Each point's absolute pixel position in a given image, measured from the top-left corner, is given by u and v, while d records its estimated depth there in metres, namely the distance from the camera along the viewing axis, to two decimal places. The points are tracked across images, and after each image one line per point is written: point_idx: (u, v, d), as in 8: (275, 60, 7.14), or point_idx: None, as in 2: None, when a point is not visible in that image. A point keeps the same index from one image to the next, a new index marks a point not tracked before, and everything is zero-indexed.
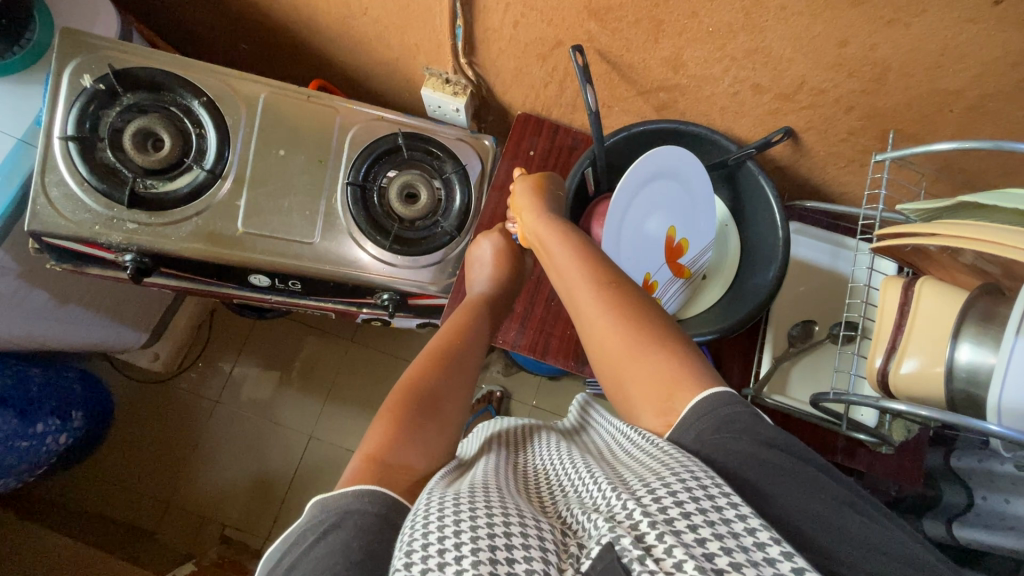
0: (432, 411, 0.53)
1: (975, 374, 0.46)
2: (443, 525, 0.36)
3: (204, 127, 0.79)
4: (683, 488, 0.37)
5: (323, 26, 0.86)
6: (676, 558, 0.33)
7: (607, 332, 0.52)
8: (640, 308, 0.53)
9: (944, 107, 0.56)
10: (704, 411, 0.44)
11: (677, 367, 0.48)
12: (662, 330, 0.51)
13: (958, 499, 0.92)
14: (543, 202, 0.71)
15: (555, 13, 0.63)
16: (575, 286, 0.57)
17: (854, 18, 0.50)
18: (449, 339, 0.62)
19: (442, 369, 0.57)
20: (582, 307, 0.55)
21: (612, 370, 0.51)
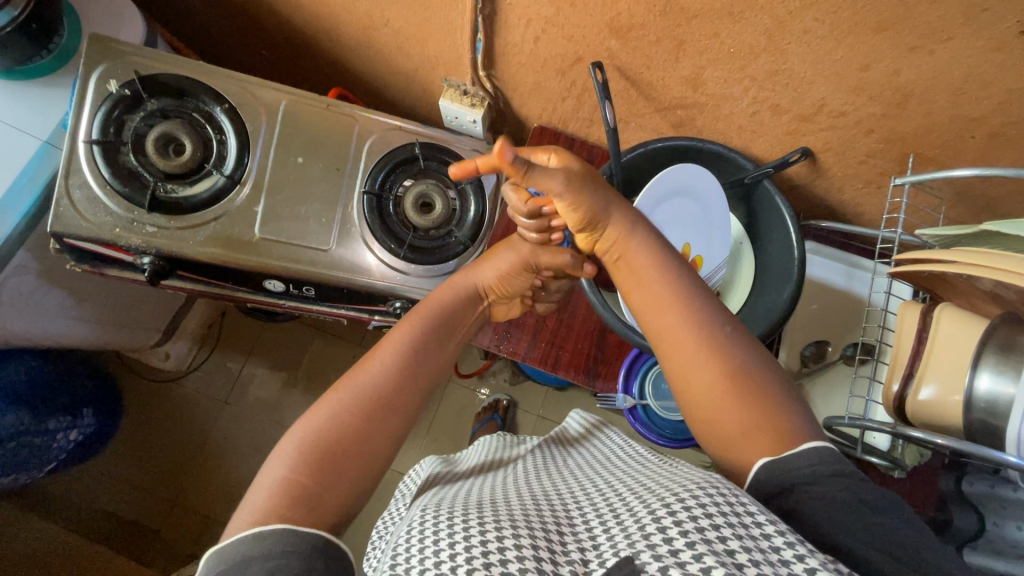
0: (368, 425, 0.48)
1: (994, 405, 0.46)
2: (440, 541, 0.37)
3: (225, 133, 0.80)
4: (711, 501, 0.37)
5: (343, 35, 0.87)
6: (705, 564, 0.33)
7: (707, 375, 0.48)
8: (737, 349, 0.49)
9: (966, 133, 0.56)
10: (784, 466, 0.42)
11: (769, 416, 0.45)
12: (760, 377, 0.47)
13: (968, 524, 0.87)
14: (618, 216, 0.57)
15: (576, 31, 0.64)
16: (671, 320, 0.52)
17: (877, 44, 0.50)
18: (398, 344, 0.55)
19: (422, 344, 0.56)
20: (675, 346, 0.51)
21: (709, 416, 0.47)
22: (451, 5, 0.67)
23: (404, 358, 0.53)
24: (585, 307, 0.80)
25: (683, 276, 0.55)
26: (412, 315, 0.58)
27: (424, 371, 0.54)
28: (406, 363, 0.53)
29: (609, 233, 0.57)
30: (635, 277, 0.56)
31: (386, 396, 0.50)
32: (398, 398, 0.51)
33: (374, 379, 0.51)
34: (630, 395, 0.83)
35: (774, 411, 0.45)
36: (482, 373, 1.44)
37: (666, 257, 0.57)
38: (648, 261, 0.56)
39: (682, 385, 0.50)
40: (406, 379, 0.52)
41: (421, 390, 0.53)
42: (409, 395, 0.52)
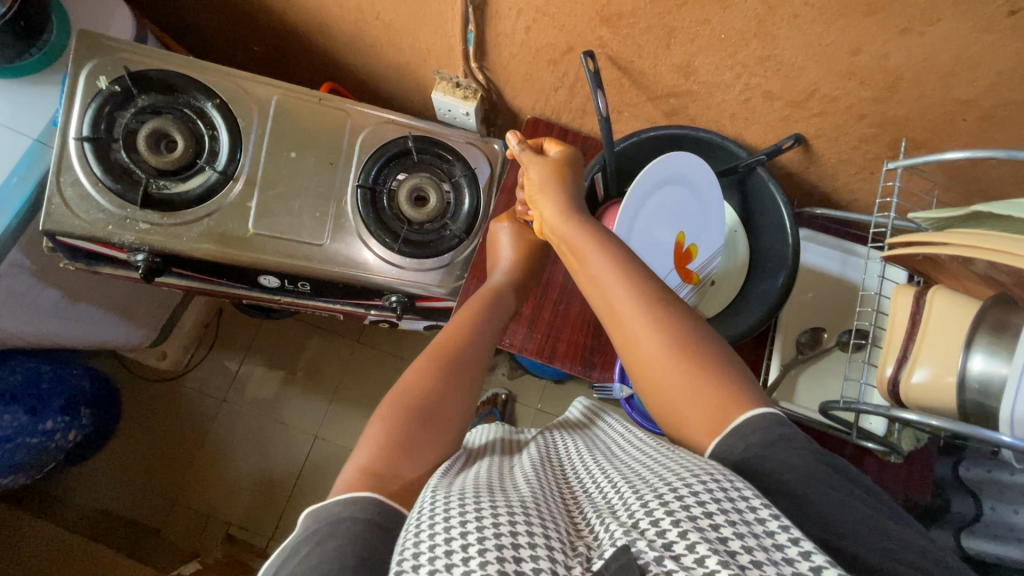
0: (453, 383, 0.56)
1: (988, 385, 0.46)
2: (451, 525, 0.36)
3: (217, 128, 0.80)
4: (704, 490, 0.37)
5: (335, 30, 0.86)
6: (699, 554, 0.33)
7: (652, 347, 0.50)
8: (683, 322, 0.51)
9: (957, 116, 0.56)
10: (732, 438, 0.43)
11: (718, 388, 0.46)
12: (709, 351, 0.49)
13: (966, 509, 0.94)
14: (565, 190, 0.65)
15: (567, 20, 0.64)
16: (614, 298, 0.53)
17: (867, 27, 0.50)
18: (462, 325, 0.63)
19: (461, 355, 0.59)
20: (622, 321, 0.52)
21: (654, 385, 0.49)
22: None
23: (443, 368, 0.57)
24: (580, 298, 0.80)
25: (626, 255, 0.57)
26: (447, 331, 0.62)
27: (466, 379, 0.57)
28: (474, 339, 0.62)
29: (548, 211, 0.63)
30: (580, 261, 0.59)
31: (436, 404, 0.53)
32: (449, 407, 0.54)
33: (452, 347, 0.59)
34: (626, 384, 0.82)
35: (725, 384, 0.46)
36: None
37: (606, 238, 0.59)
38: (587, 241, 0.59)
39: (631, 358, 0.52)
40: (450, 389, 0.55)
41: (465, 398, 0.57)
42: (461, 397, 0.56)
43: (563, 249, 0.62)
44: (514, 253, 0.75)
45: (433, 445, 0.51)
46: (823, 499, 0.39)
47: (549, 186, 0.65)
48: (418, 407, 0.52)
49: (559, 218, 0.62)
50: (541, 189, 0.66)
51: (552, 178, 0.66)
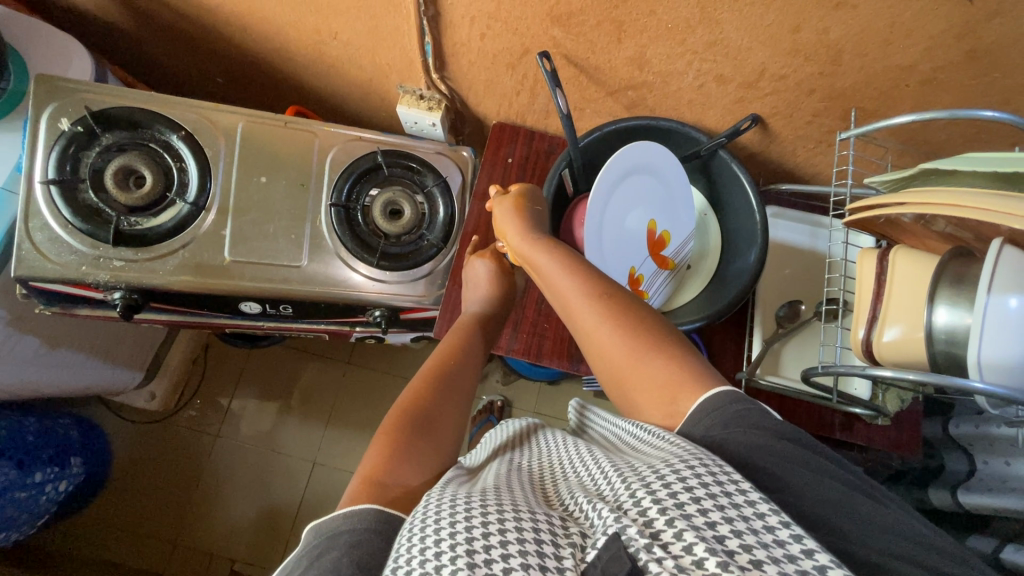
0: (442, 399, 0.57)
1: (954, 335, 0.48)
2: (440, 527, 0.37)
3: (185, 160, 0.79)
4: (691, 474, 0.38)
5: (296, 54, 0.87)
6: (686, 542, 0.33)
7: (609, 342, 0.54)
8: (637, 318, 0.54)
9: (900, 82, 0.58)
10: (692, 421, 0.45)
11: (675, 373, 0.49)
12: (663, 341, 0.52)
13: (962, 466, 0.99)
14: (526, 220, 0.68)
15: (520, 23, 0.65)
16: (570, 303, 0.57)
17: (803, 4, 0.52)
18: (445, 352, 0.64)
19: (453, 373, 0.61)
20: (579, 323, 0.57)
21: (616, 376, 0.53)
22: (397, 10, 0.68)
23: (436, 384, 0.59)
24: None
25: (582, 260, 0.61)
26: (435, 353, 0.64)
27: (459, 393, 0.59)
28: (459, 360, 0.63)
29: (514, 238, 0.67)
30: (542, 278, 0.62)
31: (438, 414, 0.55)
32: (447, 419, 0.56)
33: (438, 368, 0.61)
34: None
35: (681, 371, 0.49)
36: None
37: (562, 249, 0.63)
38: (546, 254, 0.62)
39: (594, 356, 0.56)
40: (446, 399, 0.57)
41: (456, 412, 0.57)
42: (452, 410, 0.57)
43: (528, 265, 0.66)
44: (490, 287, 0.75)
45: (426, 458, 0.50)
46: (798, 477, 0.40)
47: (508, 219, 0.69)
48: (408, 423, 0.53)
49: (519, 241, 0.66)
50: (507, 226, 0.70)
51: (511, 212, 0.70)
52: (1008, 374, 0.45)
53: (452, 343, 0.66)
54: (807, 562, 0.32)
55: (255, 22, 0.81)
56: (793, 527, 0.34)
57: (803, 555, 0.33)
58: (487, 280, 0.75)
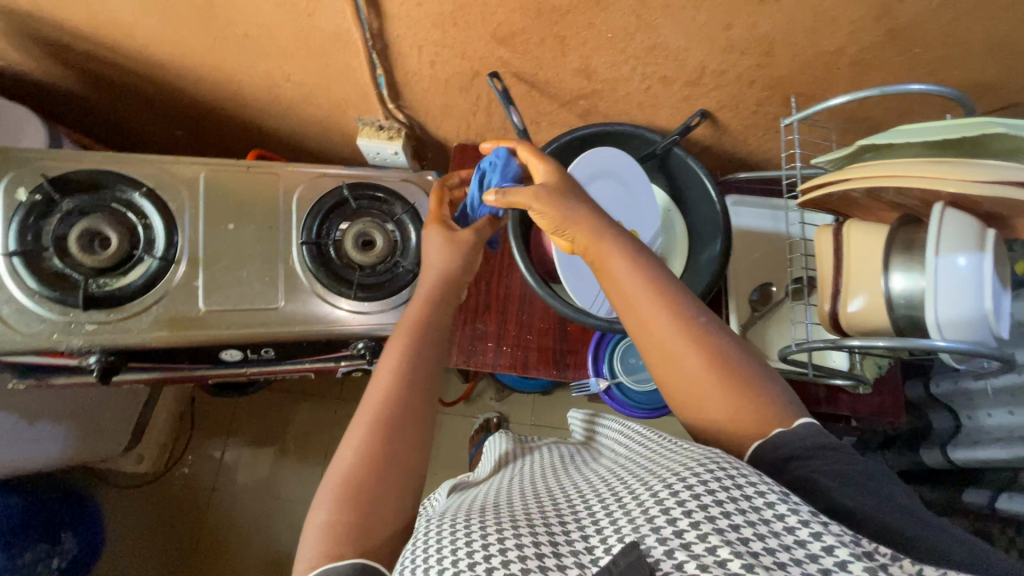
0: (395, 436, 0.50)
1: (912, 298, 0.50)
2: (458, 547, 0.38)
3: (150, 216, 0.79)
4: (712, 477, 0.38)
5: (251, 99, 0.88)
6: (711, 544, 0.34)
7: (692, 358, 0.48)
8: (714, 330, 0.49)
9: (832, 66, 0.61)
10: (770, 448, 0.44)
11: (757, 399, 0.46)
12: (743, 363, 0.48)
13: (946, 424, 1.02)
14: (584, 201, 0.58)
15: (467, 48, 0.67)
16: (647, 313, 0.50)
17: (730, 3, 0.55)
18: (396, 364, 0.54)
19: (419, 354, 0.56)
20: (658, 332, 0.49)
21: (686, 387, 0.48)
22: (346, 45, 0.70)
23: (388, 418, 0.50)
24: (541, 303, 0.81)
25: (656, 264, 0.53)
26: (398, 332, 0.58)
27: (429, 377, 0.55)
28: (411, 373, 0.54)
29: (574, 223, 0.56)
30: (607, 275, 0.54)
31: (407, 413, 0.51)
32: (418, 413, 0.52)
33: (389, 390, 0.52)
34: (602, 376, 0.79)
35: (764, 393, 0.47)
36: (468, 397, 1.45)
37: (631, 246, 0.54)
38: (618, 252, 0.54)
39: (660, 364, 0.50)
40: (400, 434, 0.50)
41: (415, 443, 0.51)
42: (410, 444, 0.50)
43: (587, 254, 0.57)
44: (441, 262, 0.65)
45: (386, 508, 0.47)
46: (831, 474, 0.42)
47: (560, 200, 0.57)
48: (362, 476, 0.47)
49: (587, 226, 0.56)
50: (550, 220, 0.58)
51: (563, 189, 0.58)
52: (960, 329, 0.48)
53: (401, 347, 0.56)
54: (828, 561, 0.33)
55: (207, 73, 0.82)
56: (814, 525, 0.35)
57: (824, 553, 0.34)
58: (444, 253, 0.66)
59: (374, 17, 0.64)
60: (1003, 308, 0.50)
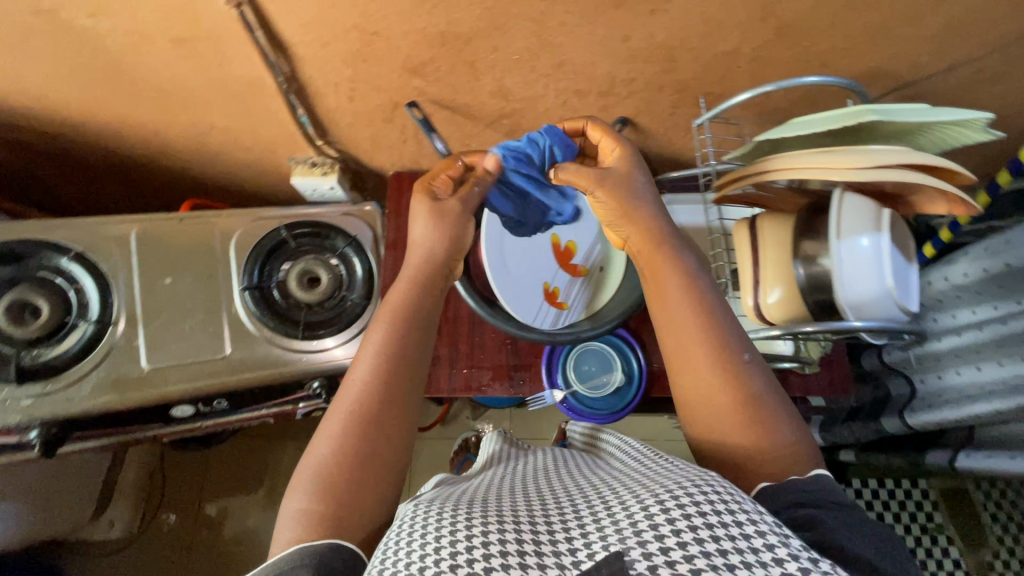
0: (379, 425, 0.50)
1: (819, 281, 0.54)
2: (441, 535, 0.37)
3: (80, 280, 0.77)
4: (703, 500, 0.38)
5: (179, 150, 0.87)
6: (695, 565, 0.34)
7: (719, 386, 0.50)
8: (746, 367, 0.51)
9: (732, 66, 0.64)
10: (781, 489, 0.45)
11: (778, 443, 0.48)
12: (769, 405, 0.50)
13: (904, 390, 1.05)
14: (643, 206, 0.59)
15: (381, 81, 0.68)
16: (688, 332, 0.53)
17: (622, 17, 0.56)
18: (385, 348, 0.53)
19: (404, 341, 0.54)
20: (692, 353, 0.52)
21: (707, 411, 0.51)
22: (261, 90, 0.70)
23: (375, 407, 0.51)
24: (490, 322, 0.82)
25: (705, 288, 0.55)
26: (380, 317, 0.56)
27: (413, 369, 0.54)
28: (399, 362, 0.53)
29: (638, 233, 0.59)
30: (659, 286, 0.56)
31: (390, 408, 0.51)
32: (400, 409, 0.52)
33: (377, 375, 0.52)
34: (557, 387, 0.79)
35: (781, 436, 0.49)
36: (443, 419, 1.44)
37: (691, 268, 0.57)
38: (675, 268, 0.56)
39: (686, 383, 0.52)
40: (385, 426, 0.50)
41: (401, 433, 0.51)
42: (395, 436, 0.51)
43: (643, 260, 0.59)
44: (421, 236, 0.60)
45: (366, 494, 0.47)
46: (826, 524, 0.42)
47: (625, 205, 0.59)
48: (346, 463, 0.48)
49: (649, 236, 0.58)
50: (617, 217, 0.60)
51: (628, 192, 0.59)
52: (864, 309, 0.52)
53: (388, 330, 0.55)
54: None
55: (129, 129, 0.81)
56: (802, 560, 0.34)
57: None
58: (433, 233, 0.61)
59: (283, 61, 0.64)
60: (909, 282, 0.53)
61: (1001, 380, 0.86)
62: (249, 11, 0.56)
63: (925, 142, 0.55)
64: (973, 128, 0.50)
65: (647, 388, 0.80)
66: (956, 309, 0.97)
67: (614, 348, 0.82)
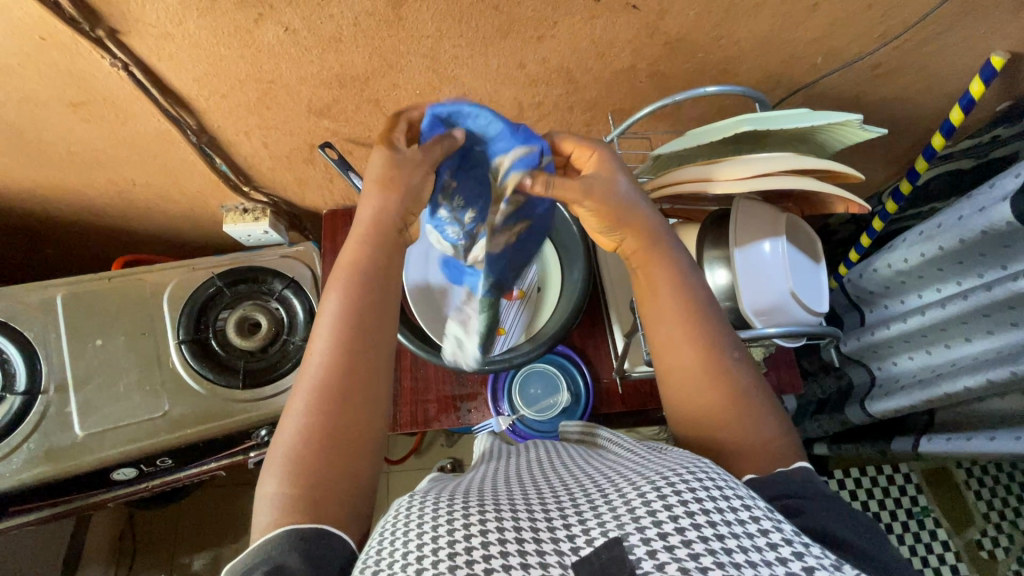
0: (353, 399, 0.47)
1: (726, 292, 0.56)
2: (439, 523, 0.34)
3: (5, 350, 0.75)
4: (699, 483, 0.34)
5: (106, 209, 0.86)
6: (694, 550, 0.30)
7: (708, 375, 0.48)
8: (734, 361, 0.50)
9: (633, 81, 0.64)
10: (770, 479, 0.43)
11: (763, 436, 0.47)
12: (755, 396, 0.49)
13: (864, 377, 1.06)
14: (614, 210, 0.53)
15: (292, 125, 0.68)
16: (680, 321, 0.51)
17: (512, 45, 0.57)
18: (348, 316, 0.49)
19: (364, 308, 0.50)
20: (682, 338, 0.50)
21: (694, 417, 0.49)
22: (173, 144, 0.69)
23: (347, 381, 0.47)
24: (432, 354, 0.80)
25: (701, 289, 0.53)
26: (336, 278, 0.52)
27: (375, 338, 0.50)
28: (366, 335, 0.49)
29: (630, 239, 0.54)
30: (652, 287, 0.53)
31: (356, 384, 0.48)
32: (367, 381, 0.48)
33: (342, 350, 0.48)
34: (502, 413, 0.78)
35: (769, 431, 0.47)
36: (418, 449, 1.41)
37: (681, 261, 0.54)
38: (663, 266, 0.53)
39: (676, 371, 0.50)
40: (363, 404, 0.47)
41: (376, 408, 0.48)
42: (371, 412, 0.48)
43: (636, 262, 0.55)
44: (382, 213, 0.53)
45: (341, 472, 0.45)
46: (820, 514, 0.40)
47: (609, 210, 0.52)
48: (319, 443, 0.45)
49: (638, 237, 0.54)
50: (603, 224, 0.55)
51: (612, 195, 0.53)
52: (770, 316, 0.54)
53: (344, 296, 0.50)
54: None
55: (49, 194, 0.80)
56: (797, 545, 0.31)
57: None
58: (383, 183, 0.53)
59: (186, 114, 0.64)
60: (818, 283, 0.57)
61: (948, 362, 0.89)
62: (138, 70, 0.56)
63: (819, 143, 0.56)
64: (854, 127, 0.52)
65: (596, 405, 0.79)
66: (903, 293, 0.96)
67: (558, 367, 0.80)
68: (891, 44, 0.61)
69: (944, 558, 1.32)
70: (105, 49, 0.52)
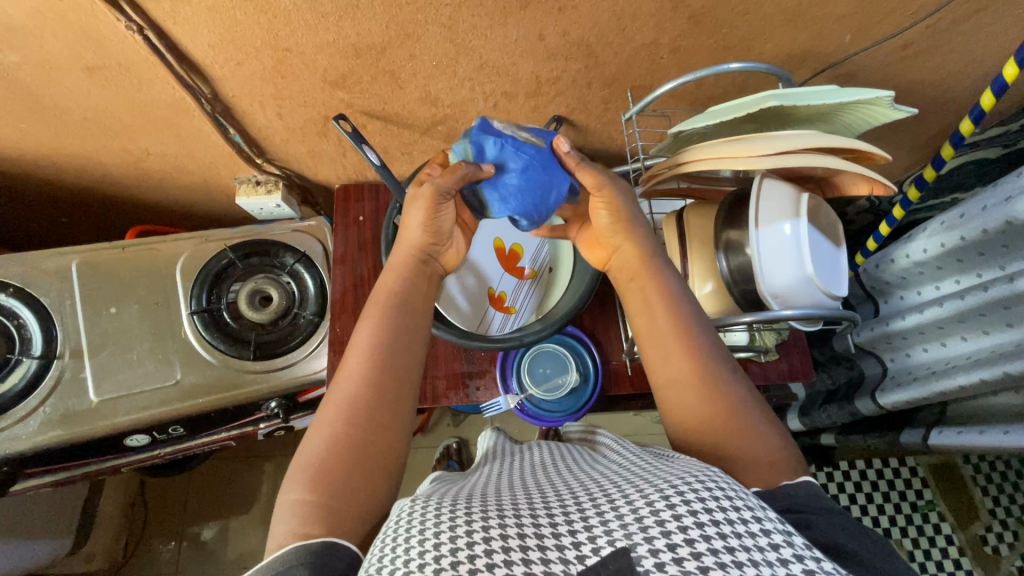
0: (378, 418, 0.48)
1: (744, 271, 0.56)
2: (445, 528, 0.34)
3: (21, 315, 0.76)
4: (710, 494, 0.34)
5: (121, 178, 0.86)
6: (703, 563, 0.30)
7: (698, 395, 0.49)
8: (730, 380, 0.50)
9: (654, 57, 0.63)
10: (785, 491, 0.42)
11: (770, 447, 0.46)
12: (748, 412, 0.48)
13: (876, 369, 1.05)
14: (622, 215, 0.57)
15: (306, 96, 0.67)
16: (676, 342, 0.51)
17: (533, 16, 0.55)
18: (379, 338, 0.51)
19: (395, 333, 0.52)
20: (678, 354, 0.51)
21: (690, 430, 0.49)
22: (188, 113, 0.69)
23: (376, 401, 0.48)
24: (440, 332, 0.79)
25: (694, 319, 0.53)
26: (371, 308, 0.54)
27: (403, 361, 0.51)
28: (396, 358, 0.51)
29: (627, 248, 0.57)
30: (643, 310, 0.54)
31: (382, 404, 0.49)
32: (391, 395, 0.49)
33: (372, 371, 0.50)
34: (511, 392, 0.78)
35: (773, 449, 0.46)
36: (425, 427, 1.42)
37: (677, 289, 0.54)
38: (658, 287, 0.54)
39: (671, 391, 0.50)
40: (387, 424, 0.48)
41: (400, 430, 0.49)
42: (395, 432, 0.49)
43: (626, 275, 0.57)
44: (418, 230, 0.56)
45: (359, 487, 0.45)
46: (829, 527, 0.39)
47: (624, 213, 0.57)
48: (340, 461, 0.45)
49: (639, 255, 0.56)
50: (609, 231, 0.58)
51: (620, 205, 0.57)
52: (789, 297, 0.54)
53: (379, 323, 0.52)
54: None
55: (65, 161, 0.80)
56: (808, 560, 0.31)
57: None
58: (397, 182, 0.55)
59: (201, 82, 0.64)
60: (837, 266, 0.56)
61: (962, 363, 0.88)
62: (153, 35, 0.55)
63: (846, 121, 0.55)
64: (881, 105, 0.51)
65: (605, 387, 0.79)
66: (920, 286, 0.95)
67: (568, 348, 0.80)
68: (923, 23, 0.59)
69: (947, 553, 1.32)
70: (121, 12, 0.52)
